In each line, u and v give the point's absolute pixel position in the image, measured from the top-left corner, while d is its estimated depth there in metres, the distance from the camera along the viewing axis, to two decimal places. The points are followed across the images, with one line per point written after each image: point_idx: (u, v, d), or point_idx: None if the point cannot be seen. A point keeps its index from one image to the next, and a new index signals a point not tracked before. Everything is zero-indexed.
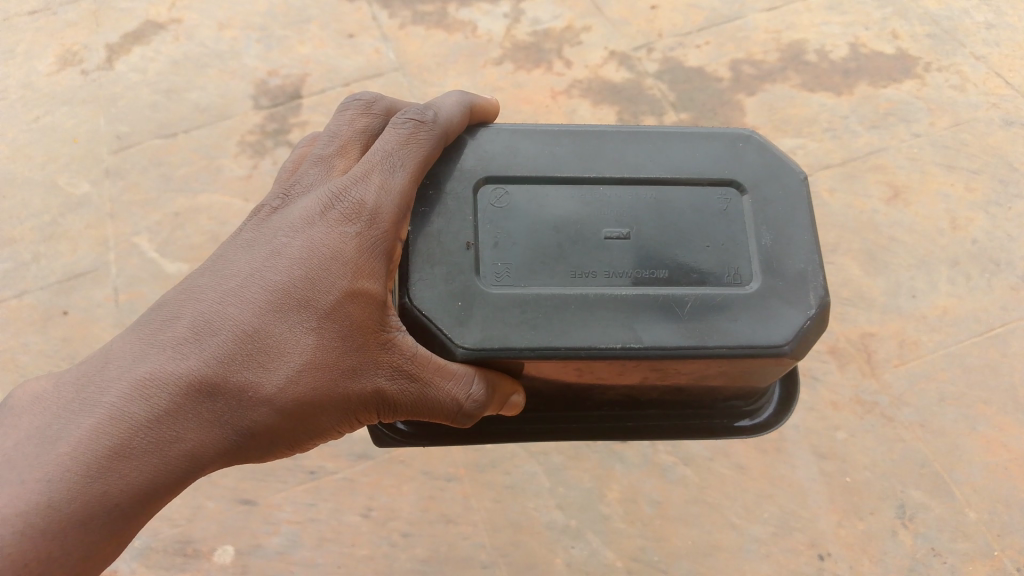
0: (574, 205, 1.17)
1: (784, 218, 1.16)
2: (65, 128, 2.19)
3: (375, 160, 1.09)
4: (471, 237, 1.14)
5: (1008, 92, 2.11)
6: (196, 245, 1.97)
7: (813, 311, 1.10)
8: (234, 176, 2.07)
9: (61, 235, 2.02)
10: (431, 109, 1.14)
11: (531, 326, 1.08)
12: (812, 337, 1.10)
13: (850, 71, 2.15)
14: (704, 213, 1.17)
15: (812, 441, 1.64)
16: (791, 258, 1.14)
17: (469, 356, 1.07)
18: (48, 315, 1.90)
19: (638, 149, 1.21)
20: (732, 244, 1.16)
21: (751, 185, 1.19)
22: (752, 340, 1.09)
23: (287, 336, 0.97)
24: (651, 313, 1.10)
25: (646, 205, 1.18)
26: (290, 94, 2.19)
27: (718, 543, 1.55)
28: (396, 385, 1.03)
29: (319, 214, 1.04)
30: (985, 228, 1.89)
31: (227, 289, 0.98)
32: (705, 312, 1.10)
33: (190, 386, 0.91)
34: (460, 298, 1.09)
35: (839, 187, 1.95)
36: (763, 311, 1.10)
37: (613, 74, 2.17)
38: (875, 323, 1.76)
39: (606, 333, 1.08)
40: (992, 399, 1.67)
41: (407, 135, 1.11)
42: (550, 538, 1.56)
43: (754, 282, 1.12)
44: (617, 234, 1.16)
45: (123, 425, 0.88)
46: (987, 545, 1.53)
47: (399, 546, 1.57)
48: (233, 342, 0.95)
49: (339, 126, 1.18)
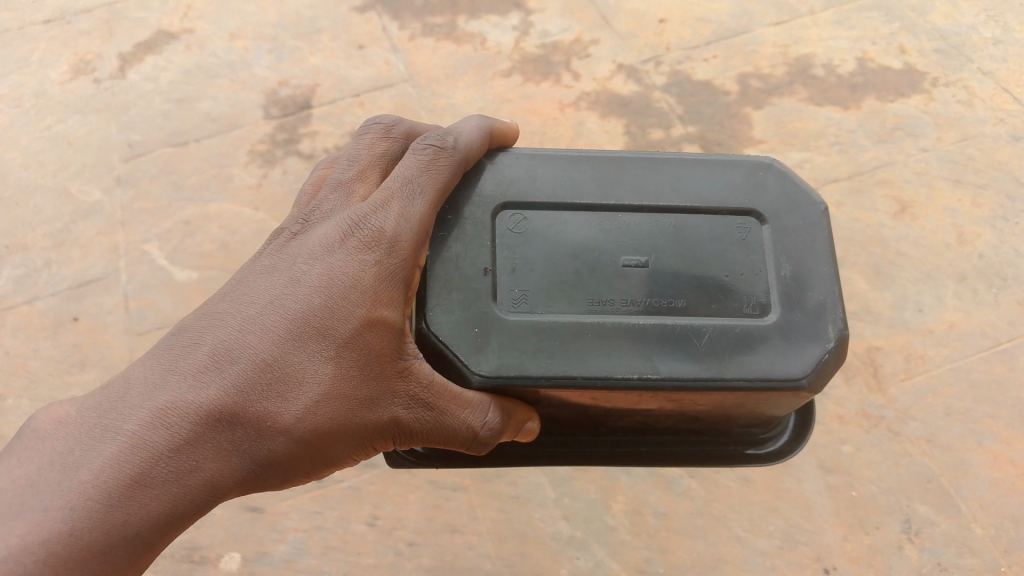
0: (592, 232, 1.18)
1: (804, 249, 1.17)
2: (76, 135, 2.21)
3: (395, 187, 1.10)
4: (489, 263, 1.15)
5: (1016, 108, 2.12)
6: (206, 253, 1.98)
7: (831, 344, 1.10)
8: (244, 185, 2.08)
9: (72, 242, 2.04)
10: (450, 135, 1.16)
11: (549, 353, 1.09)
12: (829, 369, 1.10)
13: (858, 86, 2.17)
14: (723, 243, 1.18)
15: (818, 455, 1.64)
16: (811, 290, 1.14)
17: (484, 383, 1.08)
18: (59, 321, 1.92)
19: (656, 178, 1.22)
20: (750, 274, 1.16)
21: (771, 215, 1.20)
22: (769, 373, 1.09)
23: (305, 362, 0.98)
24: (669, 345, 1.11)
25: (665, 232, 1.19)
26: (301, 105, 2.21)
27: (724, 556, 1.55)
28: (405, 406, 1.03)
29: (339, 242, 1.05)
30: (992, 244, 1.89)
31: (245, 318, 0.99)
32: (722, 344, 1.11)
33: (208, 412, 0.93)
34: (476, 324, 1.10)
35: (846, 201, 1.96)
36: (781, 343, 1.11)
37: (621, 87, 2.19)
38: (882, 337, 1.77)
39: (624, 362, 1.09)
40: (999, 414, 1.67)
41: (427, 161, 1.13)
42: (555, 549, 1.57)
43: (772, 313, 1.13)
44: (635, 262, 1.17)
45: (147, 449, 0.89)
46: (994, 561, 1.53)
47: (403, 555, 1.57)
48: (253, 368, 0.96)
49: (359, 150, 1.19)
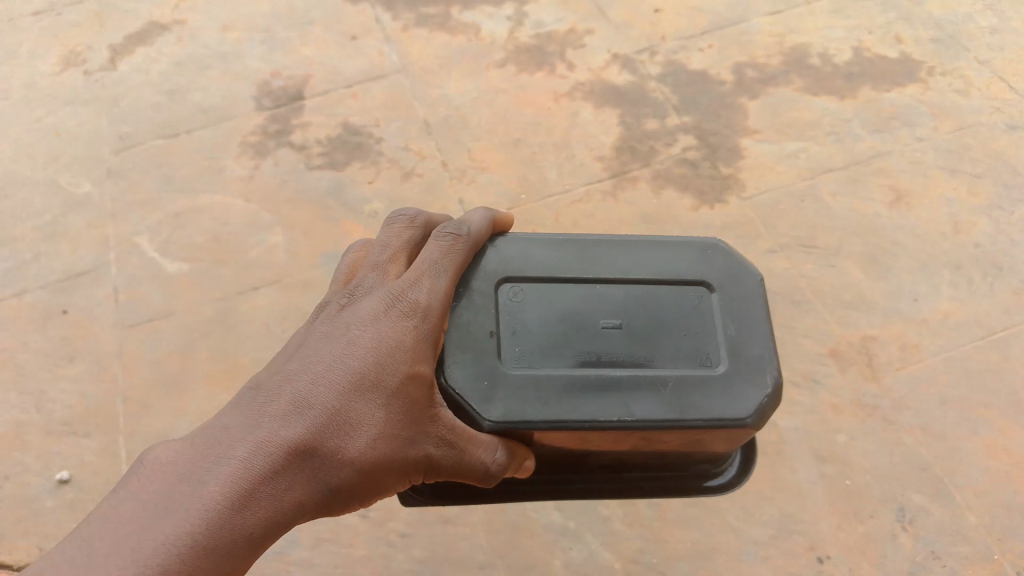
0: (575, 301, 1.18)
1: (744, 313, 1.17)
2: (66, 127, 2.19)
3: (422, 267, 1.07)
4: (494, 327, 1.14)
5: (1012, 97, 2.10)
6: (198, 245, 1.94)
7: (769, 389, 1.10)
8: (234, 177, 2.06)
9: (62, 235, 1.99)
10: (465, 224, 1.15)
11: (546, 400, 1.07)
12: (768, 411, 1.10)
13: (854, 75, 2.16)
14: (679, 309, 1.18)
15: (813, 444, 1.59)
16: (749, 346, 1.14)
17: (496, 427, 1.06)
18: (48, 314, 1.85)
19: (620, 253, 1.22)
20: (702, 333, 1.15)
21: (719, 285, 1.20)
22: (719, 413, 1.08)
23: (369, 405, 0.93)
24: (636, 388, 1.09)
25: (632, 300, 1.18)
26: (292, 95, 2.20)
27: (717, 546, 1.50)
28: (439, 446, 1.00)
29: (377, 309, 1.01)
30: (988, 233, 1.88)
31: (303, 376, 0.94)
32: (683, 389, 1.09)
33: (283, 450, 0.88)
34: (485, 378, 1.09)
35: (842, 190, 1.95)
36: (727, 390, 1.10)
37: (616, 76, 2.18)
38: (877, 326, 1.74)
39: (601, 407, 1.08)
40: (995, 402, 1.64)
41: (448, 247, 1.11)
42: (547, 539, 1.53)
43: (721, 365, 1.12)
44: (612, 324, 1.16)
45: (226, 489, 0.83)
46: (988, 549, 1.48)
47: (395, 546, 1.54)
48: (324, 410, 0.91)
49: (388, 238, 1.14)
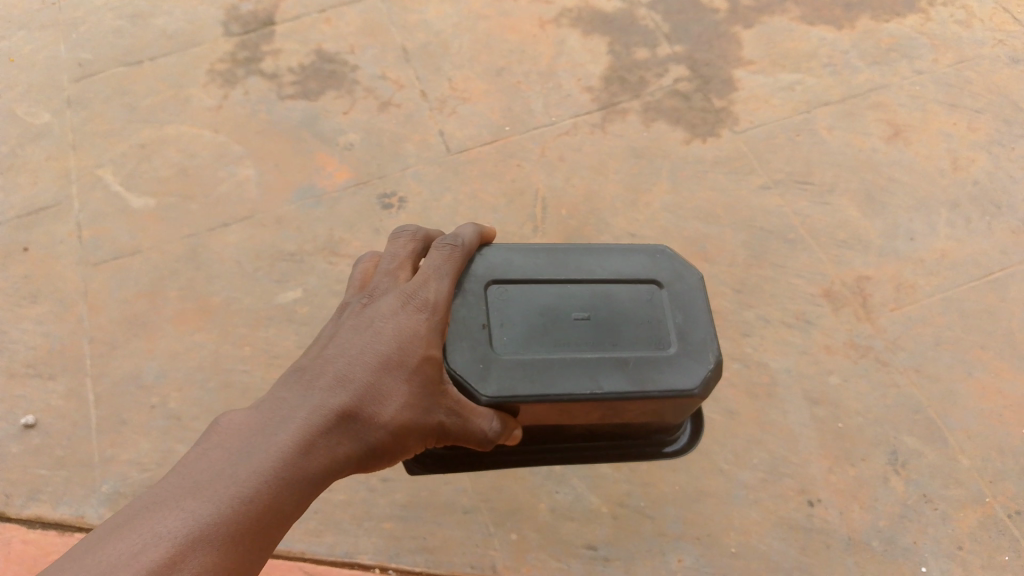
0: (547, 299, 1.11)
1: (685, 300, 1.13)
2: (21, 52, 2.06)
3: (429, 273, 0.98)
4: (484, 319, 1.06)
5: (1016, 29, 2.05)
6: (164, 179, 1.84)
7: (712, 361, 1.07)
8: (203, 107, 1.95)
9: (20, 168, 1.87)
10: (459, 236, 1.07)
11: (532, 375, 1.02)
12: (714, 378, 1.07)
13: (853, 4, 2.10)
14: (632, 303, 1.12)
15: (804, 386, 1.55)
16: (694, 330, 1.10)
17: (495, 400, 1.01)
18: (7, 252, 1.74)
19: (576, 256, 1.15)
20: (653, 321, 1.11)
21: (667, 279, 1.15)
22: (672, 382, 1.05)
23: (400, 380, 0.87)
24: (599, 361, 1.05)
25: (591, 294, 1.12)
26: (262, 20, 2.08)
27: (706, 489, 1.45)
28: (457, 424, 0.94)
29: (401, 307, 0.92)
30: (987, 169, 1.83)
31: (347, 357, 0.86)
32: (642, 363, 1.05)
33: (329, 419, 0.80)
34: (481, 360, 1.03)
35: (838, 124, 1.88)
36: (676, 364, 1.06)
37: (604, 3, 2.10)
38: (871, 266, 1.69)
39: (572, 379, 1.03)
40: (989, 344, 1.61)
41: (449, 257, 1.02)
42: (532, 483, 1.46)
43: (671, 345, 1.08)
44: (581, 316, 1.09)
45: (281, 455, 0.75)
46: (979, 492, 1.44)
47: (377, 491, 1.45)
48: (361, 383, 0.84)
49: (395, 250, 1.04)
